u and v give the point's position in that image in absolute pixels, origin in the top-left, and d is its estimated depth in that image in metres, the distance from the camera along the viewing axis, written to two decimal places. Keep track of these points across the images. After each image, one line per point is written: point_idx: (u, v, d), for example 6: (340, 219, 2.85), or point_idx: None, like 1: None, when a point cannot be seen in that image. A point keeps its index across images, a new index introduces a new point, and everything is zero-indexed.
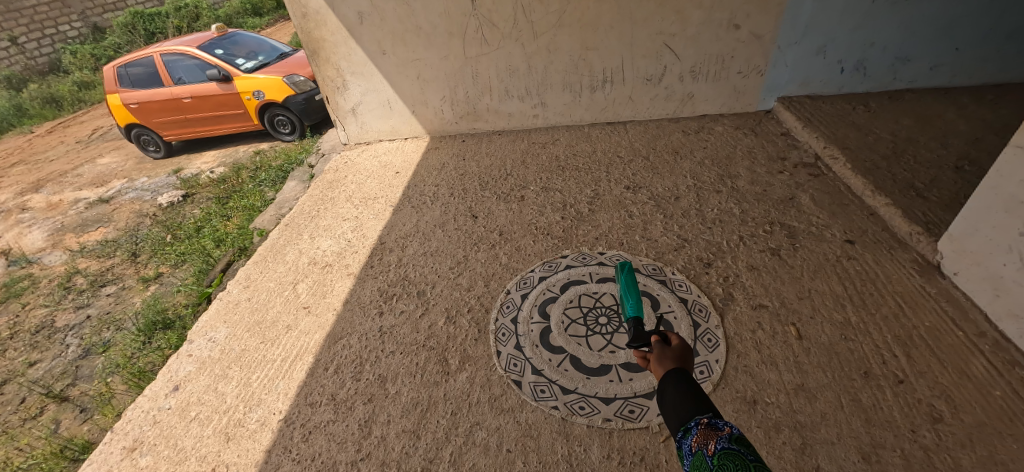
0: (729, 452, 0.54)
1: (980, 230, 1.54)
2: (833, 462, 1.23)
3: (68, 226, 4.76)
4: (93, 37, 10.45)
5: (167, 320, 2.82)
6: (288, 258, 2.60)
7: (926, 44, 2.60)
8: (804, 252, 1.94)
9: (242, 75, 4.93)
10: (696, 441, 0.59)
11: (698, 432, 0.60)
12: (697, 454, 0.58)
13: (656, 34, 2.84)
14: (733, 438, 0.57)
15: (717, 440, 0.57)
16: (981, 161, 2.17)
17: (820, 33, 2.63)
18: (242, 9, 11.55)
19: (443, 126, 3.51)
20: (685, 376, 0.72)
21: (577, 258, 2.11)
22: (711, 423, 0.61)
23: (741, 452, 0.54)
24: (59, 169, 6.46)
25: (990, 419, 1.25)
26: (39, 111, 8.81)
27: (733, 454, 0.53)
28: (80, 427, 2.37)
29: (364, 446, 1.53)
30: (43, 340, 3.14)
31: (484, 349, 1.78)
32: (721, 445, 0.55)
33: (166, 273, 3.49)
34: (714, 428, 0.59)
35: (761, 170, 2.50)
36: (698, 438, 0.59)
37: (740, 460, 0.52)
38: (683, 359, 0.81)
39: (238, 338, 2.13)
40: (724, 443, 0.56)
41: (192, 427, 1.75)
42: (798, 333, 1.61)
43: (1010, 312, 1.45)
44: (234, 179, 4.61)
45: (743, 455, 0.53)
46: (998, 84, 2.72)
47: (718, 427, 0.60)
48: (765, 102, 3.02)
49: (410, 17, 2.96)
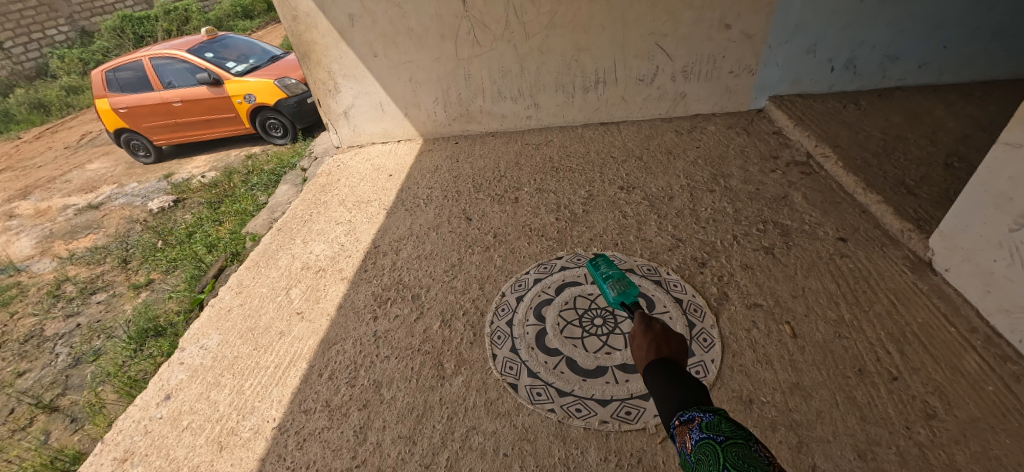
0: (704, 441, 0.59)
1: (970, 227, 1.55)
2: (830, 460, 1.23)
3: (58, 233, 4.69)
4: (80, 41, 10.30)
5: (158, 328, 2.79)
6: (281, 263, 2.57)
7: (915, 42, 2.63)
8: (797, 250, 1.95)
9: (232, 79, 4.89)
10: (678, 441, 0.65)
11: (679, 432, 0.66)
12: (683, 454, 0.63)
13: (647, 35, 2.85)
14: (704, 425, 0.62)
15: (692, 432, 0.62)
16: (969, 158, 2.19)
17: (810, 32, 2.65)
18: (232, 12, 11.45)
19: (436, 128, 3.50)
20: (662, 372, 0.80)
21: (572, 260, 2.11)
22: (686, 417, 0.66)
23: (710, 437, 0.59)
24: (47, 175, 6.37)
25: (984, 415, 1.26)
26: (26, 116, 8.69)
27: (707, 443, 0.58)
28: (71, 437, 2.33)
29: (359, 453, 1.52)
30: (32, 350, 3.09)
31: (479, 352, 1.77)
32: (696, 438, 0.61)
33: (157, 279, 3.45)
34: (689, 422, 0.65)
35: (753, 169, 2.51)
36: (680, 437, 0.65)
37: (710, 447, 0.57)
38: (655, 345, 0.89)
39: (230, 345, 2.10)
40: (697, 435, 0.61)
41: (184, 437, 1.72)
42: (793, 331, 1.61)
43: (1001, 307, 1.47)
44: (226, 183, 4.57)
45: (713, 440, 0.57)
46: (984, 81, 2.75)
47: (692, 418, 0.65)
48: (757, 101, 3.04)
49: (401, 19, 2.95)
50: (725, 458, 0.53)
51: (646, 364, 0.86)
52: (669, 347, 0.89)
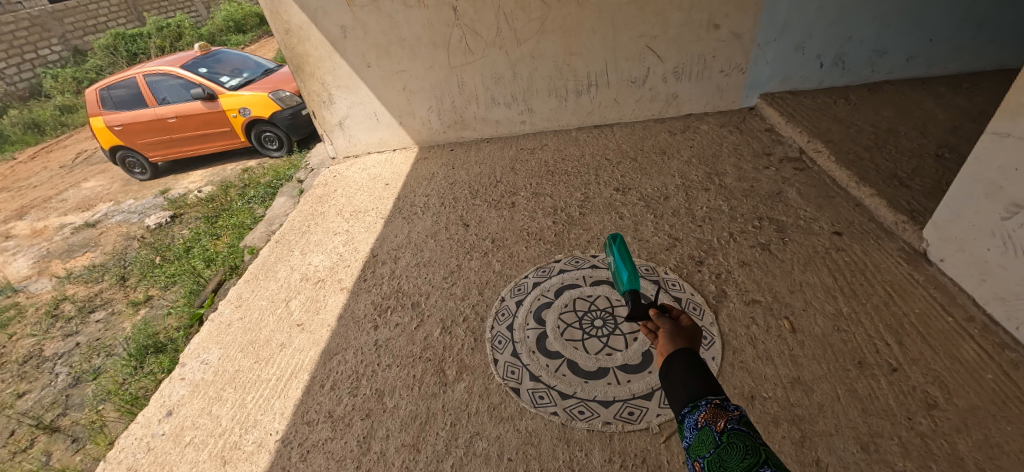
0: (738, 432, 0.54)
1: (962, 216, 1.57)
2: (833, 454, 1.23)
3: (55, 253, 4.67)
4: (73, 60, 10.33)
5: (158, 344, 2.79)
6: (280, 275, 2.57)
7: (901, 36, 2.66)
8: (794, 245, 1.96)
9: (226, 93, 4.91)
10: (703, 416, 0.59)
11: (707, 410, 0.60)
12: (703, 430, 0.58)
13: (638, 37, 2.88)
14: (743, 420, 0.57)
15: (726, 419, 0.57)
16: (960, 149, 2.21)
17: (797, 30, 2.69)
18: (225, 27, 11.53)
19: (431, 135, 3.52)
20: (692, 352, 0.70)
21: (570, 262, 2.11)
22: (720, 404, 0.61)
23: (748, 433, 0.55)
24: (44, 194, 6.37)
25: (984, 402, 1.27)
26: (21, 137, 8.73)
27: (744, 435, 0.54)
28: (72, 458, 2.30)
29: (363, 463, 1.51)
30: (31, 371, 3.07)
31: (480, 357, 1.77)
32: (731, 425, 0.56)
33: (156, 296, 3.45)
34: (724, 409, 0.60)
35: (747, 166, 2.53)
36: (706, 415, 0.59)
37: (749, 441, 0.52)
38: (694, 336, 0.79)
39: (230, 359, 2.10)
40: (733, 423, 0.56)
41: (187, 452, 1.72)
42: (792, 326, 1.62)
43: (997, 295, 1.47)
44: (222, 197, 4.58)
45: (753, 437, 0.53)
46: (971, 72, 2.80)
47: (727, 407, 0.60)
48: (748, 99, 3.06)
49: (393, 30, 2.98)
50: (769, 458, 0.49)
51: (673, 348, 0.75)
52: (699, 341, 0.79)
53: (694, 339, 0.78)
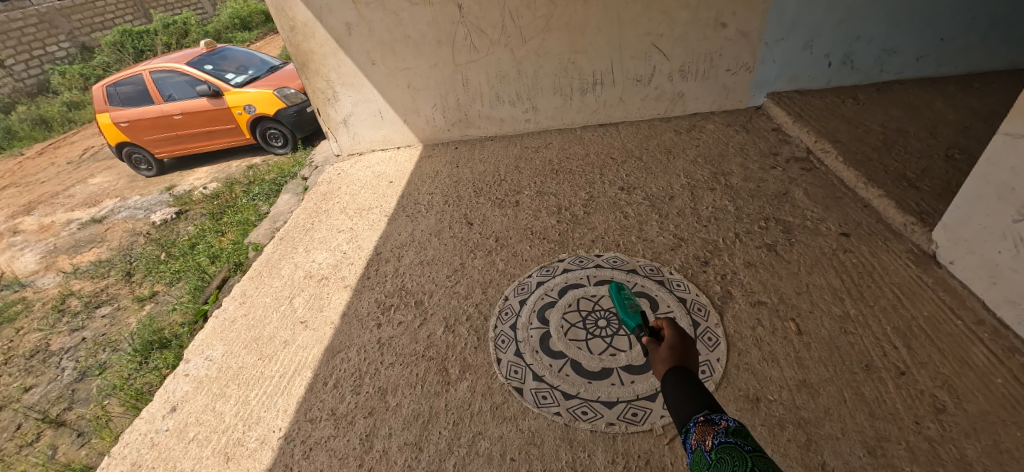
0: (727, 445, 0.54)
1: (973, 218, 1.55)
2: (839, 458, 1.22)
3: (61, 248, 4.71)
4: (81, 56, 10.38)
5: (163, 340, 2.80)
6: (283, 273, 2.58)
7: (912, 35, 2.63)
8: (801, 246, 1.94)
9: (232, 90, 4.92)
10: (695, 439, 0.59)
11: (698, 430, 0.60)
12: (698, 452, 0.58)
13: (644, 35, 2.86)
14: (730, 430, 0.57)
15: (715, 434, 0.57)
16: (970, 150, 2.19)
17: (806, 29, 2.66)
18: (231, 24, 11.56)
19: (435, 133, 3.51)
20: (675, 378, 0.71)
21: (574, 262, 2.10)
22: (708, 419, 0.60)
23: (737, 442, 0.54)
24: (51, 190, 6.41)
25: (993, 407, 1.25)
26: (28, 132, 8.79)
27: (730, 446, 0.53)
28: (78, 452, 2.32)
29: (365, 461, 1.52)
30: (38, 365, 3.09)
31: (483, 357, 1.77)
32: (718, 440, 0.55)
33: (160, 292, 3.47)
34: (711, 423, 0.59)
35: (753, 166, 2.51)
36: (697, 435, 0.59)
37: (735, 452, 0.52)
38: (681, 350, 0.79)
39: (234, 356, 2.11)
40: (721, 437, 0.56)
41: (191, 449, 1.72)
42: (798, 328, 1.61)
43: (1007, 298, 1.45)
44: (227, 194, 4.60)
45: (740, 447, 0.53)
46: (983, 71, 2.76)
47: (714, 421, 0.60)
48: (755, 99, 3.04)
49: (398, 27, 2.97)
50: (754, 464, 0.48)
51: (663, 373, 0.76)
52: (689, 354, 0.79)
53: (679, 354, 0.78)
